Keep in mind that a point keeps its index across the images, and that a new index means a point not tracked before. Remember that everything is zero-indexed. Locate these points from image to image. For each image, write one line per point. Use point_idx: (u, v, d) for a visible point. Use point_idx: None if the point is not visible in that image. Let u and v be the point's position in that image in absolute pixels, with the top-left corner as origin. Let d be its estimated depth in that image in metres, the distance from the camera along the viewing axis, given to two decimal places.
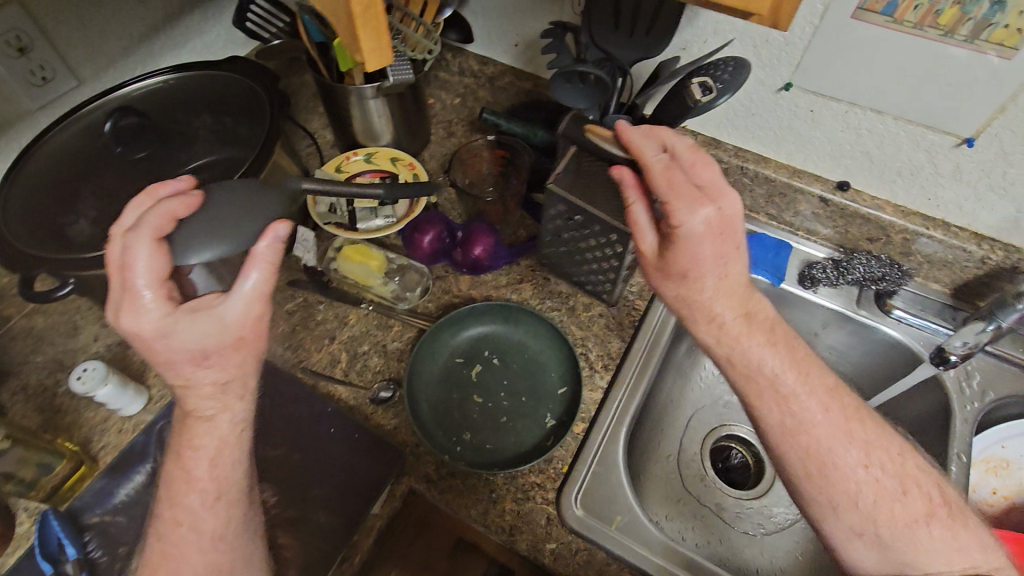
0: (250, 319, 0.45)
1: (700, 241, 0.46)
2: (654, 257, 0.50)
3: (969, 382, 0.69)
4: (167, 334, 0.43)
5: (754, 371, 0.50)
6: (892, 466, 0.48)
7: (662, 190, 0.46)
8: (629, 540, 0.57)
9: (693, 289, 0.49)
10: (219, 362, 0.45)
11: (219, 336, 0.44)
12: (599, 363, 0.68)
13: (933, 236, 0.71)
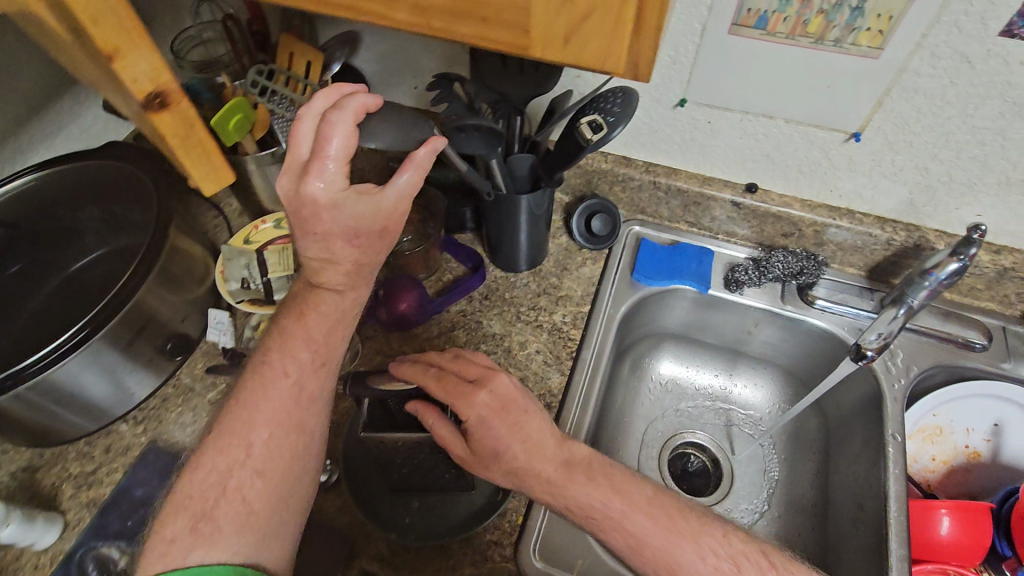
0: (391, 216, 0.48)
1: (490, 419, 0.52)
2: (466, 450, 0.52)
3: (893, 360, 0.72)
4: (327, 211, 0.46)
5: (587, 511, 0.51)
6: (724, 550, 0.49)
7: (447, 389, 0.54)
8: None
9: (512, 467, 0.52)
10: (366, 245, 0.49)
11: (362, 228, 0.48)
12: (541, 402, 0.67)
13: (840, 225, 0.73)
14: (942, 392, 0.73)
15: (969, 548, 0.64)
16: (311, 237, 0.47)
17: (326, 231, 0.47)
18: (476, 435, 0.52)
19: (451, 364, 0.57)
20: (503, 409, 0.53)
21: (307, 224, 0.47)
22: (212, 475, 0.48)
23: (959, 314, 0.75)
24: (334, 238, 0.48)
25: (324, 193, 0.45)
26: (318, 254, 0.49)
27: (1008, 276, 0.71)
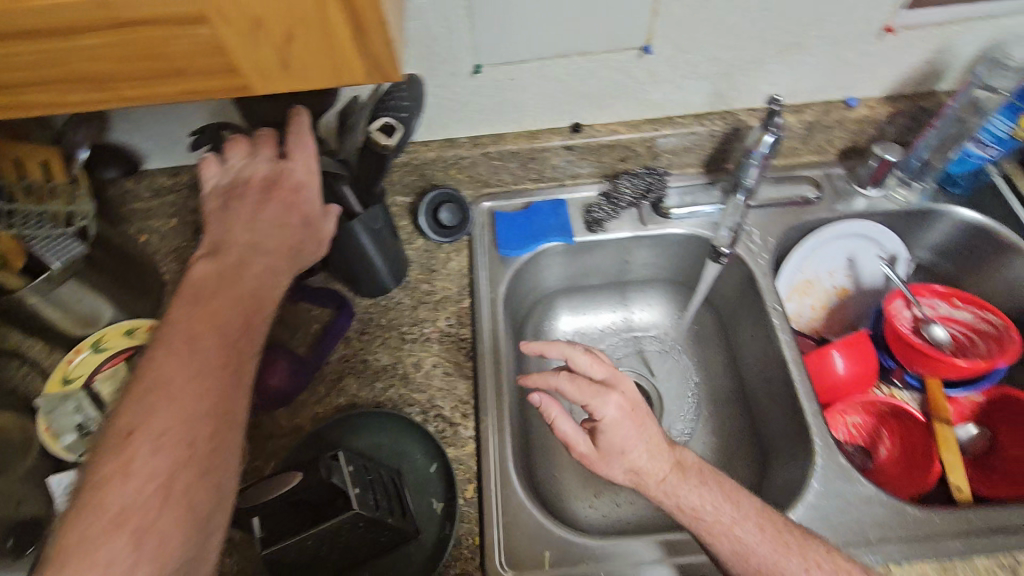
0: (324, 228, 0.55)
1: (619, 418, 0.54)
2: (591, 446, 0.55)
3: (752, 239, 0.76)
4: (282, 195, 0.52)
5: (697, 514, 0.52)
6: (829, 563, 0.50)
7: (576, 390, 0.55)
8: (563, 567, 0.55)
9: (635, 465, 0.53)
10: (305, 238, 0.53)
11: (301, 217, 0.53)
12: (456, 414, 0.64)
13: (665, 133, 0.75)
14: (801, 247, 0.78)
15: (860, 370, 0.71)
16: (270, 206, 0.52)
17: (289, 206, 0.52)
18: (605, 434, 0.54)
19: (583, 361, 0.58)
20: (634, 408, 0.55)
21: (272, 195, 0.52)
22: (152, 480, 0.39)
23: (788, 176, 0.81)
24: (283, 219, 0.52)
25: (297, 176, 0.52)
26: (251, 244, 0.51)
27: (816, 129, 0.77)
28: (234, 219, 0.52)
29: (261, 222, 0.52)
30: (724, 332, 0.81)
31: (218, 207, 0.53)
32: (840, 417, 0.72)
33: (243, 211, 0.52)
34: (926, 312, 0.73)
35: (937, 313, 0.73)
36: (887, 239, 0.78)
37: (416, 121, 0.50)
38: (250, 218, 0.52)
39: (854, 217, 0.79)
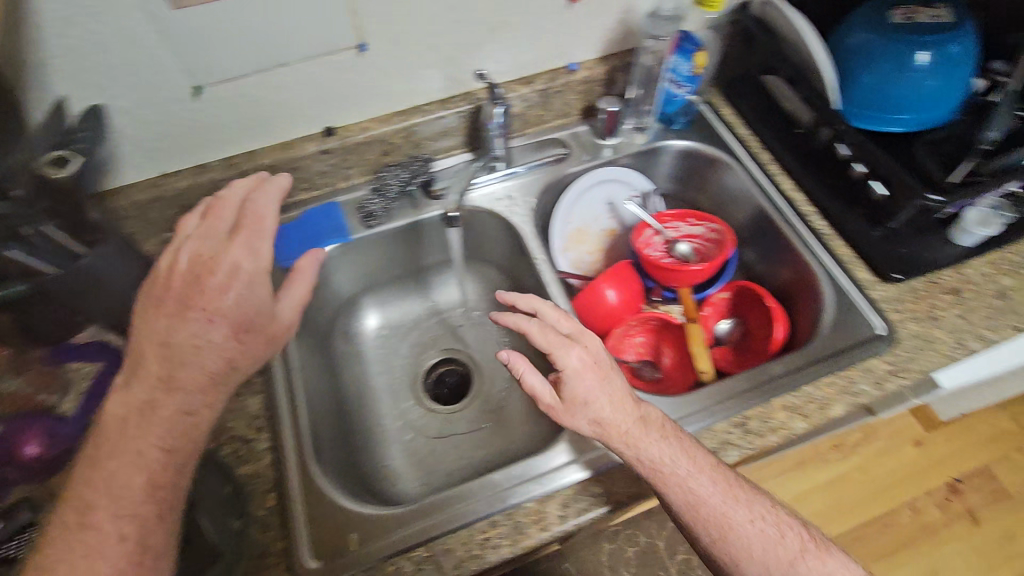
0: (280, 321, 0.55)
1: (574, 368, 0.59)
2: (556, 399, 0.59)
3: (516, 202, 0.84)
4: (215, 285, 0.51)
5: (654, 465, 0.56)
6: (772, 518, 0.56)
7: (541, 338, 0.62)
8: (372, 543, 0.57)
9: (597, 414, 0.58)
10: (246, 342, 0.52)
11: (246, 317, 0.52)
12: (250, 430, 0.64)
13: (416, 122, 0.80)
14: (564, 200, 0.87)
15: (627, 295, 0.81)
16: (198, 301, 0.51)
17: (220, 308, 0.51)
18: (567, 385, 0.59)
19: (550, 316, 0.66)
20: (596, 361, 0.61)
21: (197, 295, 0.51)
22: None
23: (541, 141, 0.89)
24: (215, 327, 0.51)
25: (230, 262, 0.52)
26: (207, 297, 0.51)
27: (550, 95, 0.85)
28: (151, 337, 0.50)
29: (185, 333, 0.50)
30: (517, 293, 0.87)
31: (139, 324, 0.52)
32: (627, 342, 0.82)
33: (160, 325, 0.50)
34: (673, 236, 0.84)
35: (681, 233, 0.84)
36: (633, 179, 0.89)
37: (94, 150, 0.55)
38: (167, 335, 0.50)
39: (603, 166, 0.89)
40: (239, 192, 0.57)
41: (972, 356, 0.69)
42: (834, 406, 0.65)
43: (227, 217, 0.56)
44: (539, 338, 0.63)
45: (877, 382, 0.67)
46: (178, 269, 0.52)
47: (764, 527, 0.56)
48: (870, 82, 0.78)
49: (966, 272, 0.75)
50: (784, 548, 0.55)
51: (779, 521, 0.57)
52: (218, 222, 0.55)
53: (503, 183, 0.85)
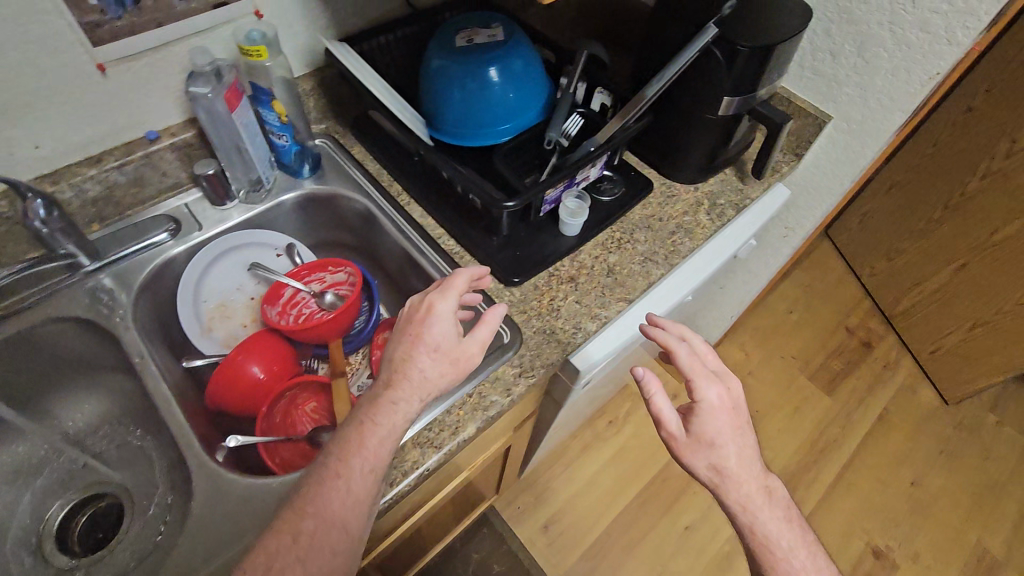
0: (463, 354, 0.59)
1: (716, 423, 0.64)
2: (683, 432, 0.65)
3: (111, 300, 0.72)
4: (431, 322, 0.59)
5: (747, 504, 0.62)
6: None
7: (685, 367, 0.67)
8: None
9: (718, 460, 0.63)
10: (436, 362, 0.58)
11: (454, 357, 0.59)
12: None
13: None
14: (186, 281, 0.77)
15: (273, 364, 0.75)
16: (404, 343, 0.58)
17: (427, 360, 0.58)
18: (698, 419, 0.64)
19: (695, 354, 0.70)
20: (730, 406, 0.66)
21: (415, 336, 0.59)
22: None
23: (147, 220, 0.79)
24: (407, 350, 0.58)
25: (440, 309, 0.60)
26: (396, 366, 0.57)
27: (136, 170, 0.76)
28: (391, 363, 0.58)
29: (418, 367, 0.57)
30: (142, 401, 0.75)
31: (382, 356, 0.60)
32: (298, 415, 0.75)
33: (394, 358, 0.58)
34: (318, 288, 0.81)
35: (326, 283, 0.81)
36: (269, 237, 0.83)
37: None
38: (364, 418, 0.55)
39: (226, 232, 0.81)
40: (463, 274, 0.65)
41: (590, 336, 0.75)
42: (467, 426, 0.65)
43: (461, 284, 0.64)
44: (685, 370, 0.68)
45: (507, 390, 0.68)
46: (420, 317, 0.60)
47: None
48: (458, 107, 0.81)
49: (580, 258, 0.81)
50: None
51: None
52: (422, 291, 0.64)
53: (94, 280, 0.73)
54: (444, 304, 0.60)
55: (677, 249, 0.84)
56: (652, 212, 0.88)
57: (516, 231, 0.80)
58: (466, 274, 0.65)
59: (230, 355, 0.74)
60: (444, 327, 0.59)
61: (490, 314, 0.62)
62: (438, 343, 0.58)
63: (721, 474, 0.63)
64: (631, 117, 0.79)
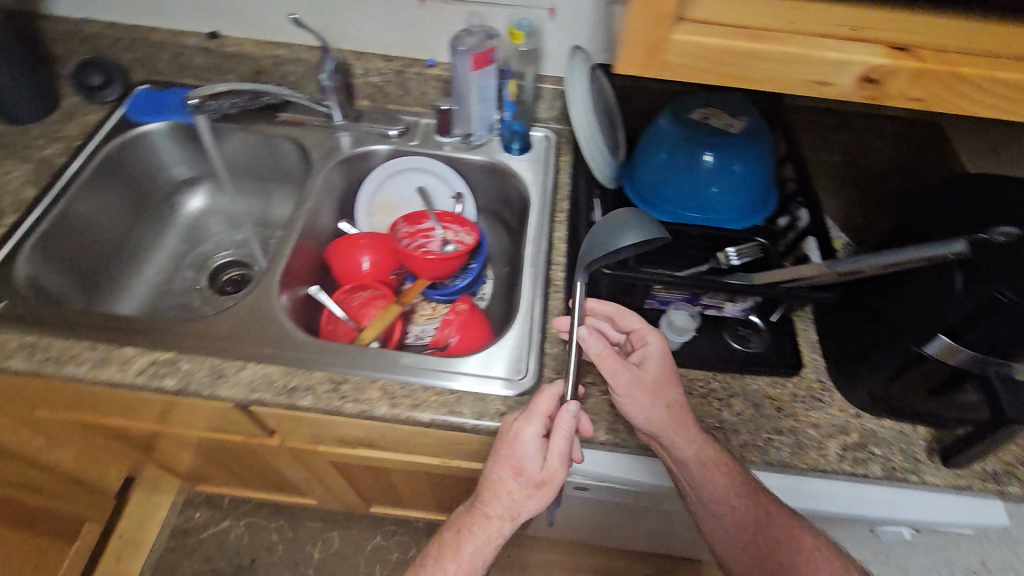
0: (552, 478, 0.61)
1: (668, 378, 0.65)
2: (637, 379, 0.63)
3: (333, 150, 0.94)
4: (517, 446, 0.61)
5: (706, 440, 0.64)
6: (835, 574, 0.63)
7: (631, 321, 0.68)
8: (4, 312, 0.70)
9: (668, 403, 0.63)
10: (521, 482, 0.62)
11: (543, 483, 0.61)
12: (9, 208, 0.80)
13: (279, 54, 0.94)
14: (379, 167, 0.94)
15: (380, 268, 0.88)
16: (501, 461, 0.62)
17: (512, 484, 0.62)
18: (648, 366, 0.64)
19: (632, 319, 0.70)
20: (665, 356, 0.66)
21: (501, 458, 0.62)
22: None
23: (392, 115, 0.98)
24: (501, 472, 0.62)
25: (522, 433, 0.61)
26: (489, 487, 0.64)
27: (405, 78, 0.95)
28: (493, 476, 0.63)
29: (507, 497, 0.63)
30: None
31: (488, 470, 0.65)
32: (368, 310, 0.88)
33: (494, 477, 0.63)
34: (450, 238, 0.89)
35: (459, 239, 0.89)
36: (454, 179, 0.95)
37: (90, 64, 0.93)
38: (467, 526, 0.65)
39: (432, 155, 0.95)
40: (550, 391, 0.62)
41: (594, 443, 0.67)
42: (425, 410, 0.67)
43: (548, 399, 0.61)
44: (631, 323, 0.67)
45: (479, 416, 0.66)
46: (513, 436, 0.61)
47: (807, 539, 0.65)
48: (671, 189, 0.78)
49: None
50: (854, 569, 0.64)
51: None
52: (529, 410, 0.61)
53: (338, 133, 0.95)
54: (531, 428, 0.61)
55: (765, 449, 0.67)
56: (775, 394, 0.70)
57: None
58: (545, 403, 0.61)
59: (358, 236, 0.89)
60: (532, 451, 0.60)
61: (557, 421, 0.60)
62: (521, 483, 0.62)
63: (677, 410, 0.64)
64: (804, 283, 0.64)
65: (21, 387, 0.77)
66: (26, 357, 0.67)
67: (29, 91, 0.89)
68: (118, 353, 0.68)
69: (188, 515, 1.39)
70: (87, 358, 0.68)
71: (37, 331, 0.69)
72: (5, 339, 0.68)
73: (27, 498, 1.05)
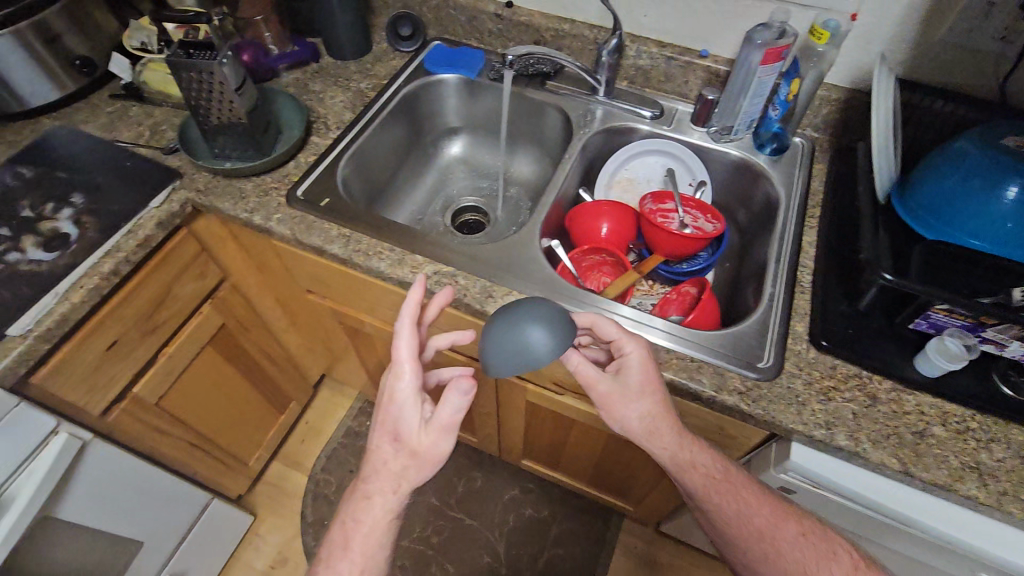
0: (430, 436, 0.61)
1: (648, 384, 0.66)
2: (602, 385, 0.67)
3: (591, 122, 1.00)
4: (394, 406, 0.62)
5: (685, 448, 0.68)
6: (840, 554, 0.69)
7: (612, 331, 0.68)
8: (329, 208, 0.86)
9: (638, 414, 0.67)
10: (397, 450, 0.62)
11: (425, 450, 0.62)
12: (333, 126, 0.97)
13: (563, 28, 1.02)
14: (630, 144, 0.99)
15: (616, 237, 0.93)
16: (385, 429, 0.63)
17: (398, 445, 0.62)
18: (625, 372, 0.67)
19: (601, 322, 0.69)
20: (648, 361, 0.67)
21: (380, 424, 0.64)
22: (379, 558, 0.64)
23: (650, 99, 1.02)
24: (391, 428, 0.63)
25: (395, 386, 0.62)
26: (374, 457, 0.64)
27: (673, 66, 0.99)
28: (386, 439, 0.63)
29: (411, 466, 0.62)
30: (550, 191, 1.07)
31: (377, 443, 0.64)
32: (595, 273, 0.92)
33: (376, 440, 0.64)
34: (688, 222, 0.92)
35: (696, 224, 0.92)
36: (699, 169, 0.98)
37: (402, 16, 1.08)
38: (372, 494, 0.64)
39: (682, 142, 0.98)
40: (411, 334, 0.61)
41: (830, 445, 0.66)
42: (667, 371, 0.71)
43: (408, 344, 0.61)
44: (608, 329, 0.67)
45: (719, 389, 0.69)
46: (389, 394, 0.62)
47: (785, 531, 0.70)
48: (961, 197, 0.69)
49: (903, 396, 0.69)
50: (839, 565, 0.68)
51: (830, 541, 0.70)
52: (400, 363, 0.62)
53: (597, 106, 1.02)
54: (406, 378, 0.62)
55: None
56: None
57: (873, 317, 0.73)
58: (407, 347, 0.61)
59: (602, 202, 0.94)
60: (408, 392, 0.62)
61: (444, 396, 0.60)
62: (429, 422, 0.62)
63: (655, 424, 0.67)
64: None
65: (315, 272, 0.93)
66: (342, 245, 0.82)
67: (357, 35, 1.06)
68: (410, 258, 0.80)
69: (359, 421, 1.59)
70: (384, 257, 0.80)
71: (349, 227, 0.83)
72: (327, 229, 0.83)
73: (266, 367, 1.26)
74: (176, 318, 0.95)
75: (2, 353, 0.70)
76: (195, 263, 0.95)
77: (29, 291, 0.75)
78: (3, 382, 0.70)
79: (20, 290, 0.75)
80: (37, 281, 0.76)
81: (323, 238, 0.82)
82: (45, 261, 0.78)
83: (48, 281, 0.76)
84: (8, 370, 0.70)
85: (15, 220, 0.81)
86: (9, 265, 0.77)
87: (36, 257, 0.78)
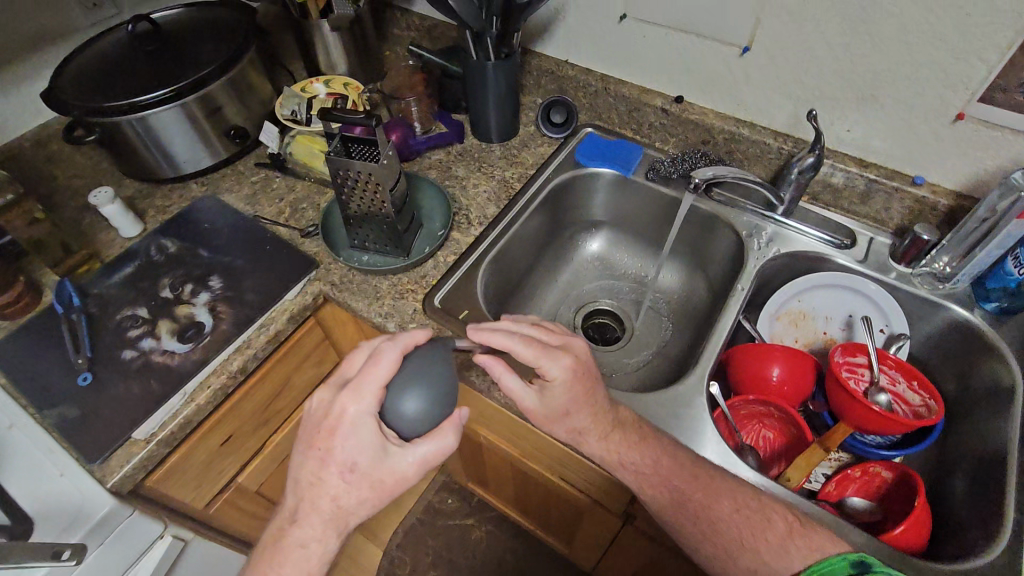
0: (387, 471, 0.53)
1: (573, 396, 0.61)
2: (539, 402, 0.63)
3: (767, 245, 0.86)
4: (346, 433, 0.53)
5: (622, 456, 0.64)
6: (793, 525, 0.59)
7: (527, 351, 0.59)
8: (469, 323, 0.77)
9: (574, 426, 0.63)
10: (354, 485, 0.53)
11: (379, 479, 0.53)
12: (475, 221, 0.90)
13: (743, 133, 0.89)
14: (810, 275, 0.85)
15: (788, 389, 0.78)
16: (315, 462, 0.54)
17: (347, 479, 0.53)
18: (551, 391, 0.61)
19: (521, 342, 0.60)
20: (579, 375, 0.60)
21: (331, 457, 0.53)
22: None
23: (839, 224, 0.87)
24: (321, 459, 0.54)
25: (352, 414, 0.52)
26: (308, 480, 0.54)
27: (875, 190, 0.83)
28: (304, 472, 0.55)
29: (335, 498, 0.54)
30: (702, 311, 0.94)
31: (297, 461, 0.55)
32: (755, 425, 0.79)
33: (302, 471, 0.55)
34: (883, 385, 0.75)
35: (895, 389, 0.75)
36: (896, 317, 0.81)
37: (557, 102, 1.00)
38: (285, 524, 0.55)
39: (877, 280, 0.82)
40: (390, 354, 0.55)
41: None
42: None
43: (386, 367, 0.54)
44: (524, 355, 0.59)
45: None
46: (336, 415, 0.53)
47: (719, 504, 0.61)
48: None
49: None
50: (772, 531, 0.59)
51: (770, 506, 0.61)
52: (371, 389, 0.53)
53: (772, 226, 0.88)
54: (357, 404, 0.53)
55: None
56: None
57: None
58: (377, 378, 0.53)
59: (772, 345, 0.79)
60: (378, 435, 0.53)
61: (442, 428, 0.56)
62: (378, 456, 0.53)
63: (584, 433, 0.64)
64: None
65: None
66: (481, 373, 0.73)
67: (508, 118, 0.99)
68: None
69: (441, 496, 1.51)
70: None
71: None
72: (464, 350, 0.75)
73: None
74: (290, 405, 0.90)
75: (123, 461, 0.66)
76: (317, 352, 0.90)
77: (157, 388, 0.71)
78: (119, 490, 0.66)
79: (150, 385, 0.72)
80: (166, 377, 0.72)
81: (460, 361, 0.74)
82: (177, 352, 0.75)
83: (175, 380, 0.72)
84: (125, 479, 0.66)
85: (155, 301, 0.79)
86: (143, 354, 0.74)
87: (170, 348, 0.75)
